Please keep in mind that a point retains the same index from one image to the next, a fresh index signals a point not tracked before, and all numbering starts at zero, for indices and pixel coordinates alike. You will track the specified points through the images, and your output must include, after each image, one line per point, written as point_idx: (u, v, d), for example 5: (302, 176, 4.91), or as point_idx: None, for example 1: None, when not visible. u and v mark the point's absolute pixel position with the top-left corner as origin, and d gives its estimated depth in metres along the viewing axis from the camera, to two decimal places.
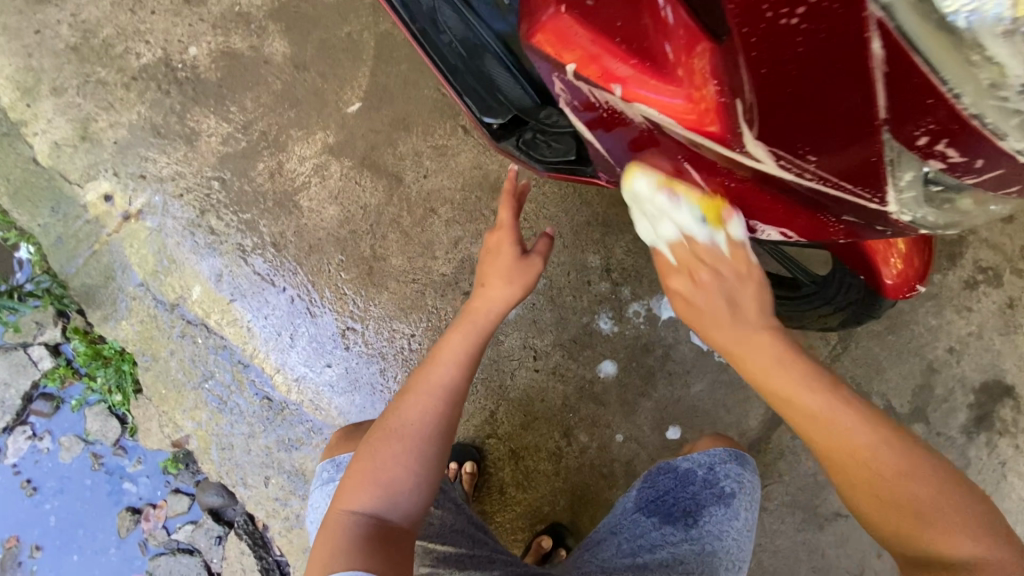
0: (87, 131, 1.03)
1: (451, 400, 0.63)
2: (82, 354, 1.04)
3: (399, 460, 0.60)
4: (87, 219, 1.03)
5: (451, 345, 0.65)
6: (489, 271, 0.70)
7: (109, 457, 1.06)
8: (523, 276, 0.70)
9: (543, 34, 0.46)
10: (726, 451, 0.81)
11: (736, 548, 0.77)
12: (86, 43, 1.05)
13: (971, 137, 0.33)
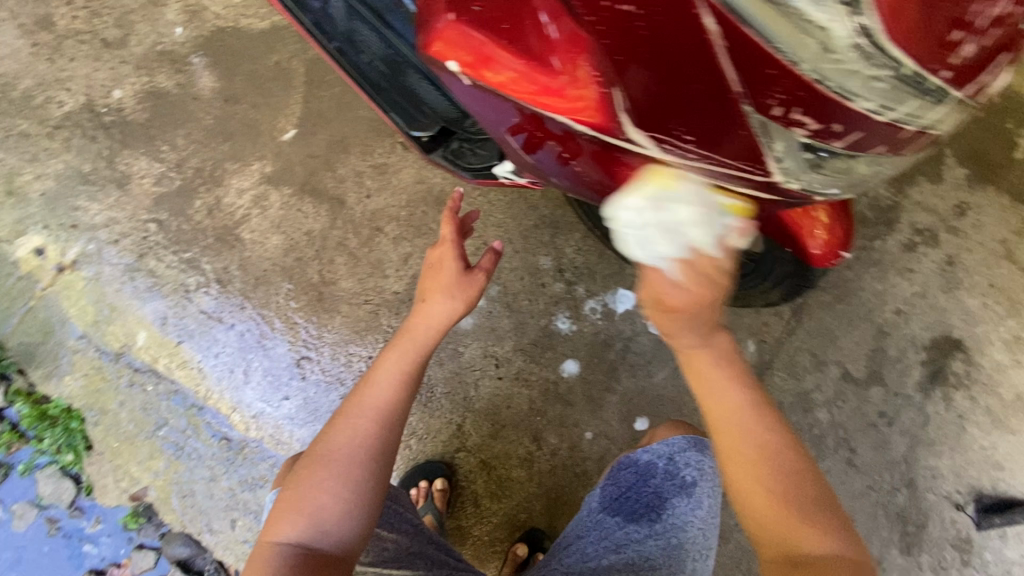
0: (13, 185, 1.01)
1: (384, 421, 0.62)
2: (27, 416, 1.00)
3: (327, 485, 0.59)
4: (20, 275, 0.99)
5: (386, 365, 0.65)
6: (430, 286, 0.70)
7: (66, 520, 1.01)
8: (466, 290, 0.70)
9: (437, 42, 0.46)
10: (685, 439, 0.81)
11: (701, 537, 0.78)
12: (5, 97, 1.03)
13: (822, 101, 0.37)
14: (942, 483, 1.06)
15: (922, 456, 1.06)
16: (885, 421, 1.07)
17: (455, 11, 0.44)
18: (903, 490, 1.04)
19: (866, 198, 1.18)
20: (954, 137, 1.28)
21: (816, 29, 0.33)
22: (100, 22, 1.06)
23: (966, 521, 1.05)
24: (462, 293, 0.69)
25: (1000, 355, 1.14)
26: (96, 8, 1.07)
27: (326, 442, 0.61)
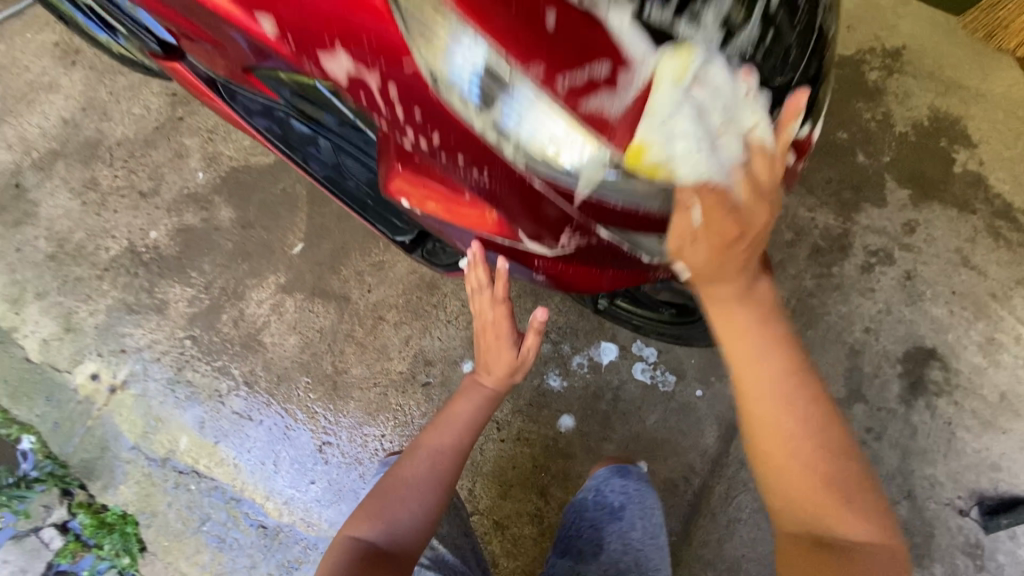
0: (70, 323, 1.17)
1: (453, 461, 0.80)
2: (89, 526, 1.12)
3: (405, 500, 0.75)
4: (79, 399, 1.15)
5: (460, 413, 0.83)
6: (490, 358, 0.83)
7: None
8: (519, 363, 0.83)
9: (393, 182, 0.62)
10: (609, 469, 1.00)
11: (639, 549, 0.93)
12: (61, 249, 1.22)
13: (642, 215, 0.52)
14: (941, 490, 1.08)
15: (916, 466, 1.10)
16: (872, 436, 1.12)
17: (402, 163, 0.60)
18: (903, 502, 1.08)
19: (817, 230, 1.30)
20: (892, 163, 1.40)
21: (607, 184, 0.48)
22: (137, 178, 1.28)
23: (972, 526, 1.07)
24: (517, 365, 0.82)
25: (975, 358, 1.20)
26: (132, 167, 1.28)
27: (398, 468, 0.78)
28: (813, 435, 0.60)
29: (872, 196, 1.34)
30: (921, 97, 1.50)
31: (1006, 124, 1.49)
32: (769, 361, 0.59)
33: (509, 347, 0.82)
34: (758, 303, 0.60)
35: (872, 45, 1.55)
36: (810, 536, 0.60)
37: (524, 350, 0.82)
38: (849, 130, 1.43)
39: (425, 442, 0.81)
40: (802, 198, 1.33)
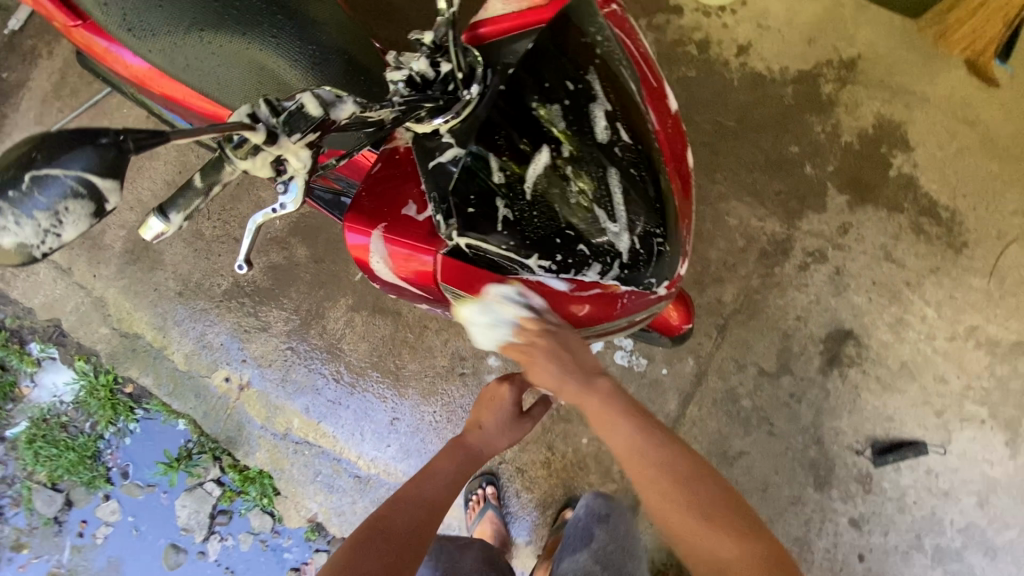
0: (203, 341, 1.62)
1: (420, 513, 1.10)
2: (238, 479, 1.61)
3: (377, 555, 1.01)
4: (219, 395, 1.61)
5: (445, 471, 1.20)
6: (483, 417, 1.28)
7: (272, 539, 1.62)
8: (513, 435, 1.29)
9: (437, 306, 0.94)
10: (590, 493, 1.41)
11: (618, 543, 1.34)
12: (187, 287, 1.64)
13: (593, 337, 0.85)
14: (843, 436, 1.48)
15: (826, 420, 1.49)
16: (795, 399, 1.50)
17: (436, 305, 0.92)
18: (814, 446, 1.47)
19: (765, 236, 1.61)
20: (836, 170, 1.67)
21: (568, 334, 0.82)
22: (231, 226, 1.66)
23: (864, 461, 1.47)
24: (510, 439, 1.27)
25: (884, 336, 1.54)
26: (225, 218, 1.66)
27: (371, 527, 1.06)
28: (670, 470, 0.87)
29: (814, 203, 1.63)
30: (868, 106, 1.73)
31: (943, 124, 1.72)
32: (621, 428, 0.90)
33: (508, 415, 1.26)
34: (598, 391, 0.92)
35: (829, 58, 1.77)
36: (714, 573, 0.82)
37: (529, 420, 1.28)
38: (800, 143, 1.69)
39: (386, 512, 1.09)
40: (755, 209, 1.63)
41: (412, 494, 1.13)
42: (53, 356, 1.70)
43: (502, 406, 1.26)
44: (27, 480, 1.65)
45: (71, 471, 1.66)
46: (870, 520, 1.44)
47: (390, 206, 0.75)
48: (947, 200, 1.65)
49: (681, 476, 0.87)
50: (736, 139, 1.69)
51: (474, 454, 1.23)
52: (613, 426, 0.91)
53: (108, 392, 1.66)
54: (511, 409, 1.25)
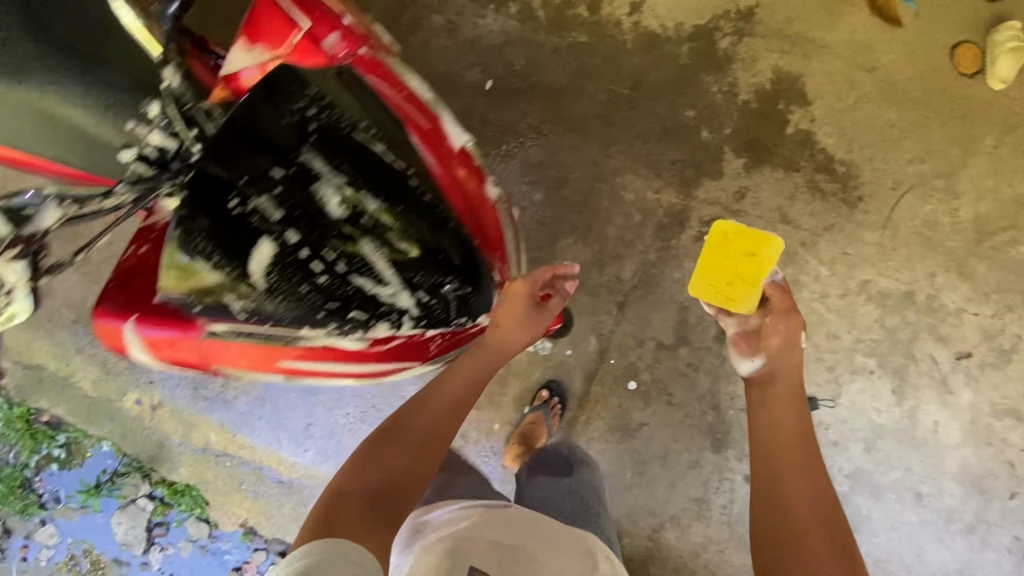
0: (107, 366, 1.60)
1: (432, 427, 1.04)
2: (168, 493, 1.66)
3: (401, 457, 0.99)
4: (133, 417, 1.62)
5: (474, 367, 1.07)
6: (504, 315, 1.03)
7: (210, 544, 1.68)
8: (534, 328, 1.09)
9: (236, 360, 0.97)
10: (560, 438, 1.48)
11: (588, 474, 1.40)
12: (81, 313, 1.59)
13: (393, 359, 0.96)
14: (739, 400, 1.55)
15: (722, 386, 1.55)
16: (692, 368, 1.55)
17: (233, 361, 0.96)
18: (711, 411, 1.54)
19: (661, 209, 1.60)
20: (733, 132, 1.64)
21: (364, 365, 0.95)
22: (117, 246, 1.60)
23: None
24: (533, 331, 1.08)
25: None
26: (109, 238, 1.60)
27: (392, 430, 1.02)
28: (815, 507, 1.00)
29: (709, 170, 1.61)
30: (766, 59, 1.67)
31: (843, 73, 1.67)
32: (804, 486, 1.03)
33: (525, 310, 1.06)
34: (795, 434, 1.09)
35: (727, 8, 1.68)
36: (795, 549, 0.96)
37: (542, 317, 1.09)
38: (697, 106, 1.64)
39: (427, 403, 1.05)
40: (650, 182, 1.61)
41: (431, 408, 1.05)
42: None
43: (516, 307, 1.05)
44: None
45: (3, 501, 1.69)
46: None
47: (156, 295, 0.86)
48: (844, 154, 1.64)
49: (812, 491, 1.02)
50: (630, 109, 1.63)
51: (505, 359, 1.08)
52: (807, 490, 1.02)
53: (23, 423, 1.66)
54: (534, 308, 1.07)
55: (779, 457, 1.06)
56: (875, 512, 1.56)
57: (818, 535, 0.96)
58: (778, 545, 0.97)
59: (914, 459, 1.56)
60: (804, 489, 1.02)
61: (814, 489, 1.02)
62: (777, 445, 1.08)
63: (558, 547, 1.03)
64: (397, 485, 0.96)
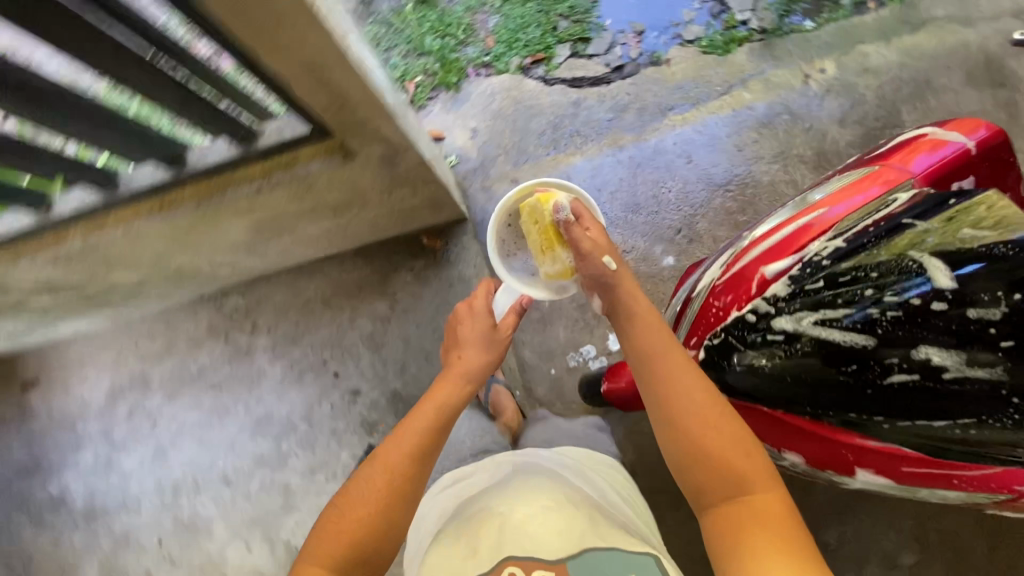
0: (862, 76, 1.75)
1: (422, 436, 1.01)
2: (733, 34, 1.84)
3: (382, 479, 0.97)
4: (810, 61, 1.78)
5: (450, 386, 1.06)
6: (469, 347, 1.10)
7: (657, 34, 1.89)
8: (495, 346, 1.11)
9: (919, 163, 0.89)
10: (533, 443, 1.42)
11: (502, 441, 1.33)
12: (919, 94, 1.73)
13: (737, 293, 0.90)
14: None
15: None
16: None
17: (914, 160, 0.89)
18: None
19: None
20: None
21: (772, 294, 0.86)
22: None
23: (380, 436, 1.64)
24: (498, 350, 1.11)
25: None
26: None
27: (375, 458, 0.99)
28: (738, 453, 0.84)
29: None
30: None
31: None
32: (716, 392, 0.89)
33: (487, 322, 1.12)
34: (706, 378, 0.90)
35: None
36: (729, 485, 0.83)
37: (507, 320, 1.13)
38: None
39: (402, 444, 0.99)
40: None
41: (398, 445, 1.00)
42: None
43: (480, 299, 1.13)
44: None
45: None
46: (350, 395, 1.66)
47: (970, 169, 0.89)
48: None
49: (724, 417, 0.85)
50: None
51: (472, 349, 1.10)
52: (702, 412, 0.86)
53: None
54: (490, 323, 1.11)
55: (710, 443, 0.85)
56: (246, 433, 1.68)
57: (785, 509, 0.81)
58: (713, 467, 0.84)
59: (244, 502, 1.66)
60: (693, 414, 0.86)
61: (732, 453, 0.84)
62: (709, 423, 0.85)
63: (560, 517, 0.97)
64: (400, 504, 0.96)
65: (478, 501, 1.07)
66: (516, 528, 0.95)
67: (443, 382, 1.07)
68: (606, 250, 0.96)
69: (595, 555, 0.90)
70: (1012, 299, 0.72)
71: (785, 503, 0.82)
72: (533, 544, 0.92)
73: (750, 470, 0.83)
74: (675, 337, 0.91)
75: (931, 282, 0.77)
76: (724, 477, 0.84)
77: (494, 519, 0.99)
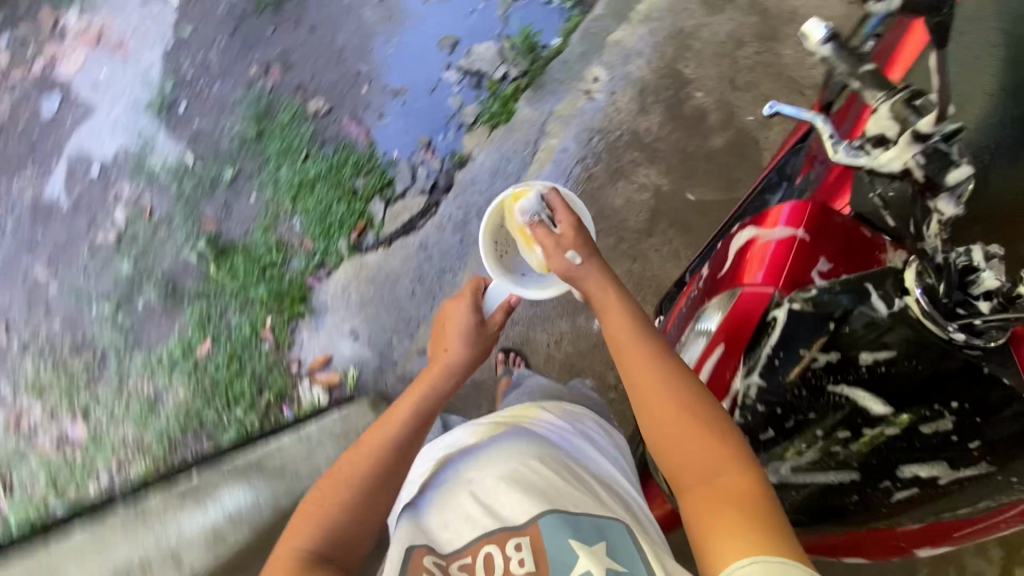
0: (629, 57, 1.78)
1: (383, 450, 1.03)
2: (503, 94, 1.86)
3: (357, 462, 1.02)
4: (580, 73, 1.80)
5: (398, 420, 1.07)
6: (444, 357, 1.19)
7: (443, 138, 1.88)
8: (463, 357, 1.18)
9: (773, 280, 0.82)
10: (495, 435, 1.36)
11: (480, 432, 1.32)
12: (683, 39, 1.77)
13: None
14: None
15: None
16: None
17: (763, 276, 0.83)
18: None
19: None
20: None
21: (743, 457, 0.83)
22: (744, 76, 1.73)
23: None
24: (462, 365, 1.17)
25: None
26: (755, 70, 1.72)
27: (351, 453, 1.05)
28: (703, 423, 0.80)
29: None
30: None
31: None
32: (678, 374, 0.85)
33: (460, 334, 1.21)
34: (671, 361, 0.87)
35: None
36: (702, 467, 0.79)
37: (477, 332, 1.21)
38: None
39: (359, 463, 1.03)
40: None
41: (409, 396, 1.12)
42: None
43: (456, 317, 1.24)
44: None
45: None
46: None
47: (826, 248, 0.82)
48: None
49: (686, 395, 0.82)
50: None
51: (435, 384, 1.13)
52: (661, 384, 0.85)
53: None
54: (477, 320, 1.23)
55: (670, 417, 0.83)
56: None
57: (762, 488, 0.75)
58: (687, 442, 0.81)
59: None
60: (652, 383, 0.85)
61: (678, 390, 0.83)
62: (686, 413, 0.82)
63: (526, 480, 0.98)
64: (364, 494, 1.00)
65: (449, 471, 1.06)
66: (480, 511, 0.95)
67: (415, 382, 1.13)
68: (569, 244, 1.02)
69: (551, 519, 0.90)
70: (953, 410, 0.71)
71: (758, 483, 0.76)
72: (489, 517, 0.93)
73: (727, 447, 0.78)
74: (664, 364, 0.86)
75: (873, 412, 0.73)
76: (700, 462, 0.79)
77: (462, 497, 0.99)
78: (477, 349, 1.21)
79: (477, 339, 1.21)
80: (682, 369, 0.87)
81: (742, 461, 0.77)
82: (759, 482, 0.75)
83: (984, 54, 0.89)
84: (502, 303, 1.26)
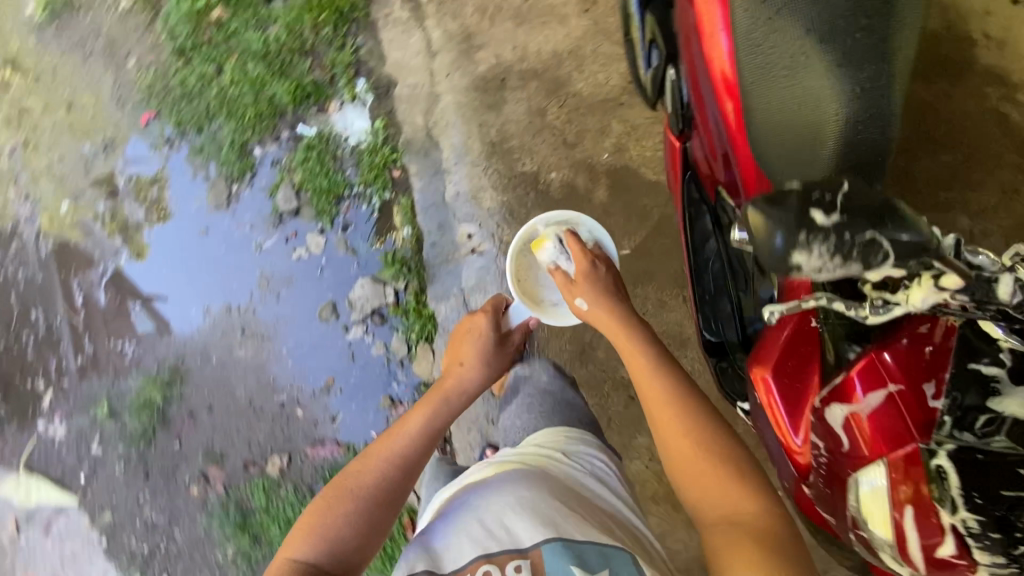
0: (476, 195, 1.77)
1: (371, 496, 1.14)
2: (411, 308, 1.80)
3: (365, 481, 1.16)
4: (454, 241, 1.79)
5: (408, 432, 1.24)
6: (459, 368, 1.43)
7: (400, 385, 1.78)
8: (482, 372, 1.44)
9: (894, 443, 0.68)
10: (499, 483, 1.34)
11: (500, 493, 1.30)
12: (499, 145, 1.76)
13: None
14: None
15: None
16: None
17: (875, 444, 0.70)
18: None
19: None
20: None
21: None
22: (569, 128, 1.73)
23: None
24: (478, 381, 1.41)
25: None
26: (571, 117, 1.73)
27: (360, 465, 1.19)
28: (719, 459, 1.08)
29: None
30: None
31: None
32: (691, 414, 1.16)
33: (480, 348, 1.45)
34: (683, 406, 1.17)
35: None
36: (725, 511, 1.01)
37: (491, 353, 1.47)
38: None
39: (369, 475, 1.17)
40: None
41: (427, 419, 1.28)
42: (366, 98, 1.90)
43: (470, 336, 1.50)
44: (283, 172, 1.90)
45: (318, 195, 1.89)
46: None
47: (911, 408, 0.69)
48: None
49: (700, 439, 1.11)
50: None
51: (449, 398, 1.36)
52: (680, 425, 1.15)
53: (383, 163, 1.86)
54: (494, 345, 1.47)
55: (689, 455, 1.11)
56: None
57: (763, 517, 0.98)
58: (707, 471, 1.07)
59: None
60: (669, 421, 1.16)
61: (695, 437, 1.12)
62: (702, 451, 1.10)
63: (544, 516, 0.98)
64: (364, 521, 1.11)
65: (459, 501, 1.10)
66: (490, 541, 0.96)
67: (426, 403, 1.31)
68: (579, 293, 1.43)
69: (554, 547, 0.93)
70: None
71: (769, 518, 0.98)
72: (500, 534, 0.97)
73: (742, 482, 1.04)
74: (687, 422, 1.14)
75: None
76: (716, 494, 1.04)
77: (467, 520, 1.02)
78: (495, 364, 1.48)
79: (488, 353, 1.47)
80: (692, 401, 1.18)
81: (752, 492, 1.02)
82: (769, 518, 0.97)
83: (790, 61, 0.90)
84: (522, 323, 1.54)
